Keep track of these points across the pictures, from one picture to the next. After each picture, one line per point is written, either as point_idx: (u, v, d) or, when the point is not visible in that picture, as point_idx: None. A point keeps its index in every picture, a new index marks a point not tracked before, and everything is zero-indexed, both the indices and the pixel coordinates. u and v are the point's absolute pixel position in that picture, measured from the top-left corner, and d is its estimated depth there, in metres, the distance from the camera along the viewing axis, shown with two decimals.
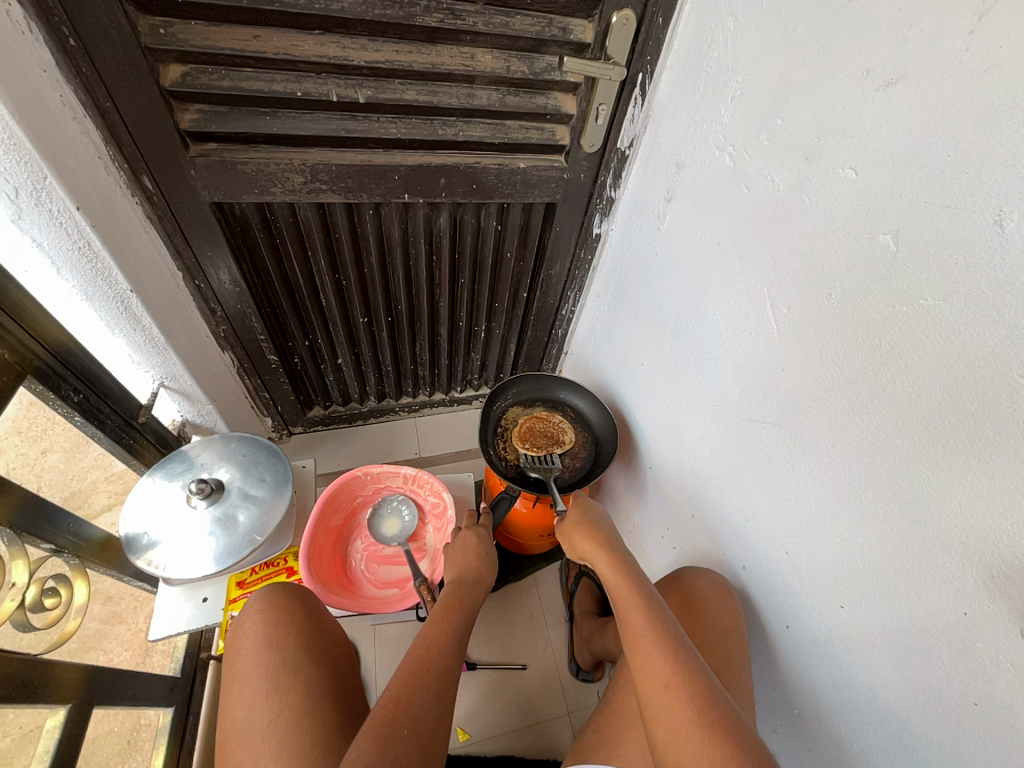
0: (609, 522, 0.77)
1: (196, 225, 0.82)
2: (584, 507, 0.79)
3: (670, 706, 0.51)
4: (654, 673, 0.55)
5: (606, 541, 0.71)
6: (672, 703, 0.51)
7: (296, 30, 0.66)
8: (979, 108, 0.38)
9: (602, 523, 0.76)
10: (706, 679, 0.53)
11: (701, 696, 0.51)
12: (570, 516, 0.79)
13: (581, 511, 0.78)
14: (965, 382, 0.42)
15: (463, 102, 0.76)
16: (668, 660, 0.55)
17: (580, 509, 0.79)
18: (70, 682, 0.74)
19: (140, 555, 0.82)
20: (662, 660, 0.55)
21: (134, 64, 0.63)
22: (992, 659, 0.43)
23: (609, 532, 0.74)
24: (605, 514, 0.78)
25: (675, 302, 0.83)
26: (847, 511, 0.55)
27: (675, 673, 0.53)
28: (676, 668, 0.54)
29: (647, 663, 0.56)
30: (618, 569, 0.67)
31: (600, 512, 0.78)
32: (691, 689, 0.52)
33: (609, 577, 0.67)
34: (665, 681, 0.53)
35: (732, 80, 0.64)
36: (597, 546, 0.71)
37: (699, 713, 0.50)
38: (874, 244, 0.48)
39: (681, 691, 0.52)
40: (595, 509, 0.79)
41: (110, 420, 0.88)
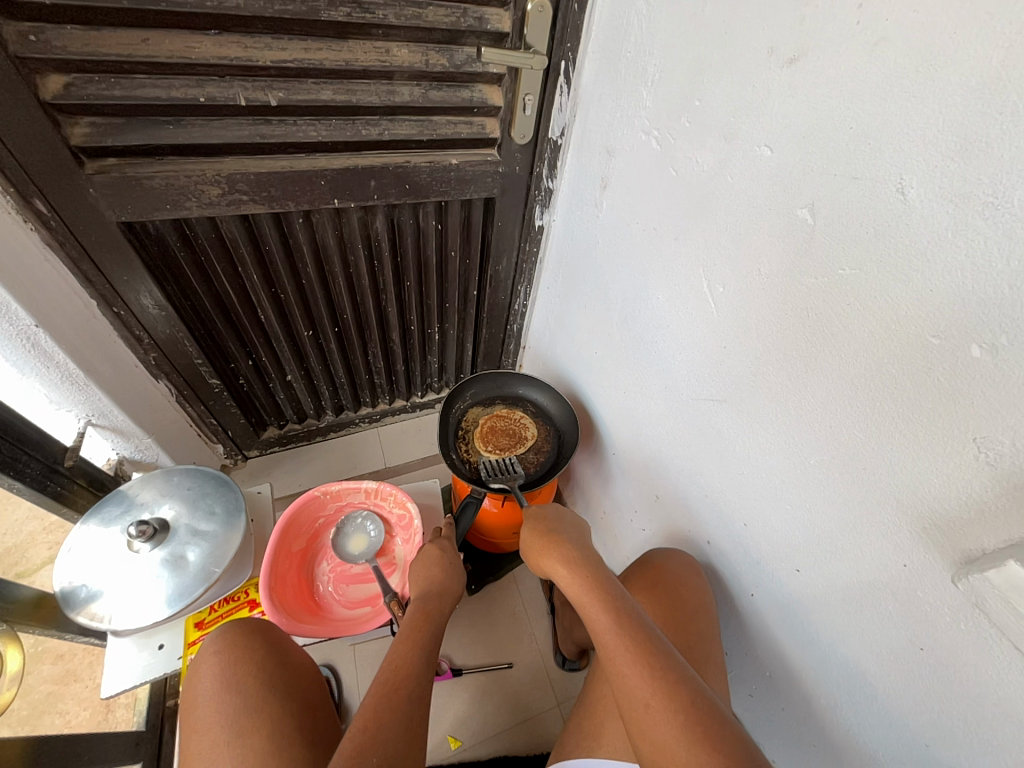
0: (574, 527, 0.76)
1: (106, 249, 0.76)
2: (544, 515, 0.77)
3: (654, 724, 0.51)
4: (634, 693, 0.54)
5: (570, 551, 0.70)
6: (659, 722, 0.51)
7: (190, 30, 0.61)
8: (874, 79, 0.39)
9: (567, 531, 0.74)
10: (690, 684, 0.54)
11: (688, 708, 0.52)
12: (532, 526, 0.76)
13: (543, 517, 0.77)
14: (884, 345, 0.43)
15: (384, 100, 0.73)
16: (645, 679, 0.54)
17: (542, 515, 0.77)
18: (10, 758, 0.68)
19: (80, 610, 0.76)
20: (638, 678, 0.54)
21: (5, 77, 0.57)
22: (932, 605, 0.45)
23: (574, 540, 0.72)
24: (571, 522, 0.76)
25: (620, 289, 0.83)
26: (796, 478, 0.57)
27: (654, 693, 0.53)
28: (655, 688, 0.53)
29: (629, 683, 0.55)
30: (582, 582, 0.66)
31: (571, 519, 0.77)
32: (674, 703, 0.52)
33: (574, 591, 0.66)
34: (644, 703, 0.53)
35: (649, 64, 0.64)
36: (559, 553, 0.70)
37: (686, 732, 0.50)
38: (794, 218, 0.49)
39: (663, 709, 0.52)
40: (564, 516, 0.77)
41: (31, 468, 0.81)
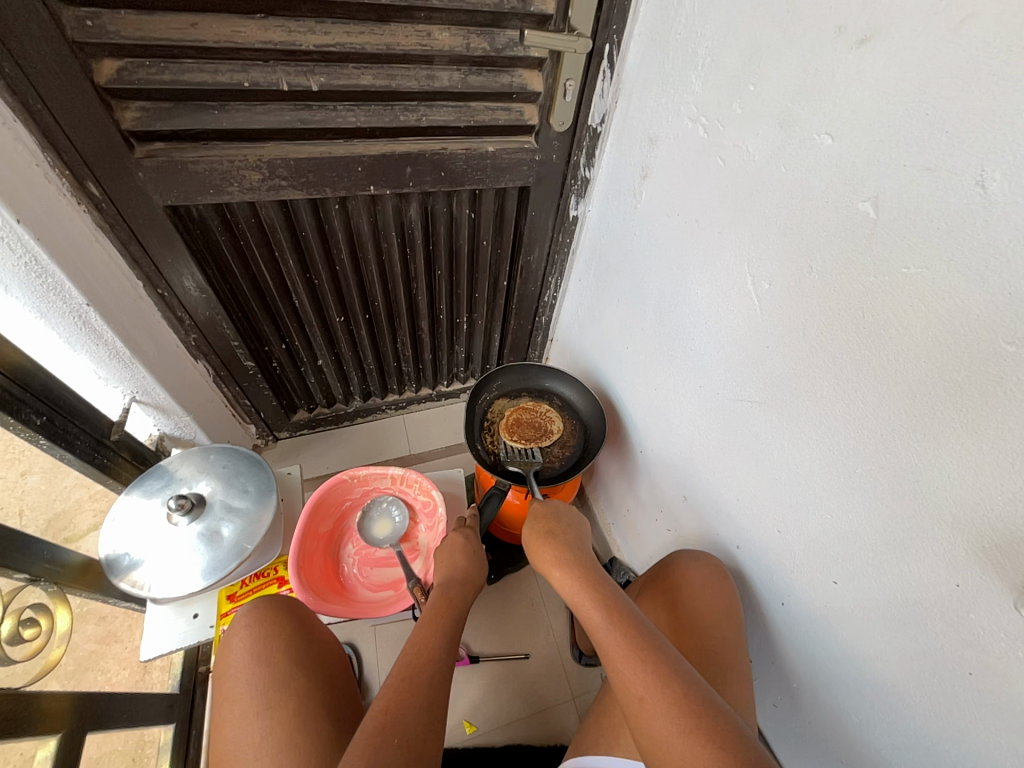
0: (573, 526, 0.76)
1: (152, 232, 0.79)
2: (544, 513, 0.77)
3: (649, 717, 0.51)
4: (628, 685, 0.53)
5: (565, 548, 0.71)
6: (653, 714, 0.51)
7: (237, 14, 0.62)
8: (958, 61, 0.36)
9: (566, 527, 0.75)
10: (685, 676, 0.53)
11: (681, 699, 0.51)
12: (533, 524, 0.77)
13: (547, 515, 0.77)
14: (948, 351, 0.41)
15: (424, 85, 0.73)
16: (634, 666, 0.54)
17: (543, 511, 0.78)
18: (58, 711, 0.72)
19: (122, 577, 0.80)
20: (627, 664, 0.54)
21: (63, 62, 0.59)
22: (985, 629, 0.43)
23: (570, 537, 0.72)
24: (568, 519, 0.76)
25: (656, 283, 0.81)
26: (838, 486, 0.54)
27: (646, 685, 0.52)
28: (647, 679, 0.53)
29: (624, 677, 0.54)
30: (577, 579, 0.66)
31: (574, 516, 0.77)
32: (668, 694, 0.51)
33: (569, 588, 0.66)
34: (637, 697, 0.52)
35: (701, 47, 0.61)
36: (554, 551, 0.71)
37: (678, 722, 0.49)
38: (853, 212, 0.46)
39: (656, 700, 0.51)
40: (561, 511, 0.77)
41: (80, 440, 0.85)
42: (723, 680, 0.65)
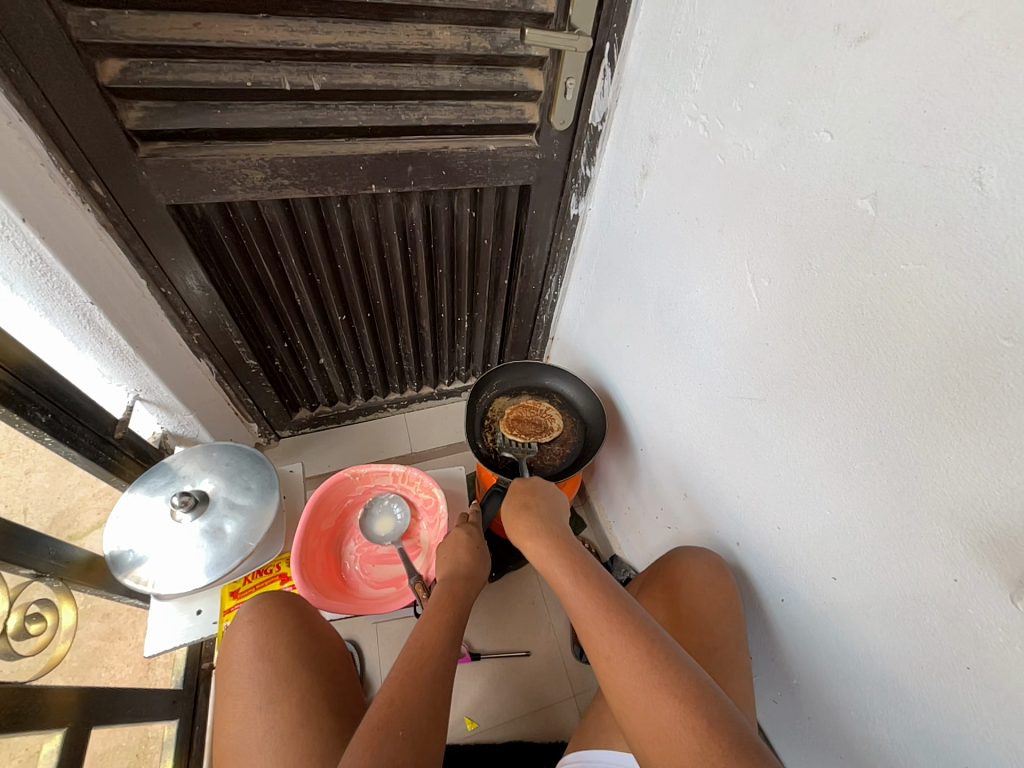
0: (549, 499, 0.76)
1: (155, 231, 0.79)
2: (522, 487, 0.79)
3: (617, 676, 0.52)
4: (598, 648, 0.54)
5: (539, 520, 0.71)
6: (620, 673, 0.52)
7: (240, 15, 0.62)
8: (957, 58, 0.36)
9: (540, 500, 0.76)
10: (652, 635, 0.53)
11: (647, 657, 0.51)
12: (510, 499, 0.78)
13: (525, 487, 0.78)
14: (947, 347, 0.41)
15: (425, 84, 0.73)
16: (606, 633, 0.54)
17: (521, 486, 0.79)
18: (63, 706, 0.73)
19: (127, 573, 0.81)
20: (600, 630, 0.55)
21: (67, 62, 0.60)
22: (983, 624, 0.43)
23: (545, 511, 0.73)
24: (546, 494, 0.77)
25: (656, 281, 0.81)
26: (837, 483, 0.54)
27: (613, 646, 0.53)
28: (615, 642, 0.53)
29: (594, 640, 0.55)
30: (548, 549, 0.67)
31: (550, 489, 0.79)
32: (633, 652, 0.52)
33: (541, 559, 0.67)
34: (605, 657, 0.53)
35: (701, 45, 0.61)
36: (529, 523, 0.71)
37: (646, 681, 0.50)
38: (853, 210, 0.46)
39: (623, 659, 0.52)
40: (541, 486, 0.78)
41: (85, 437, 0.85)
42: (723, 676, 0.65)
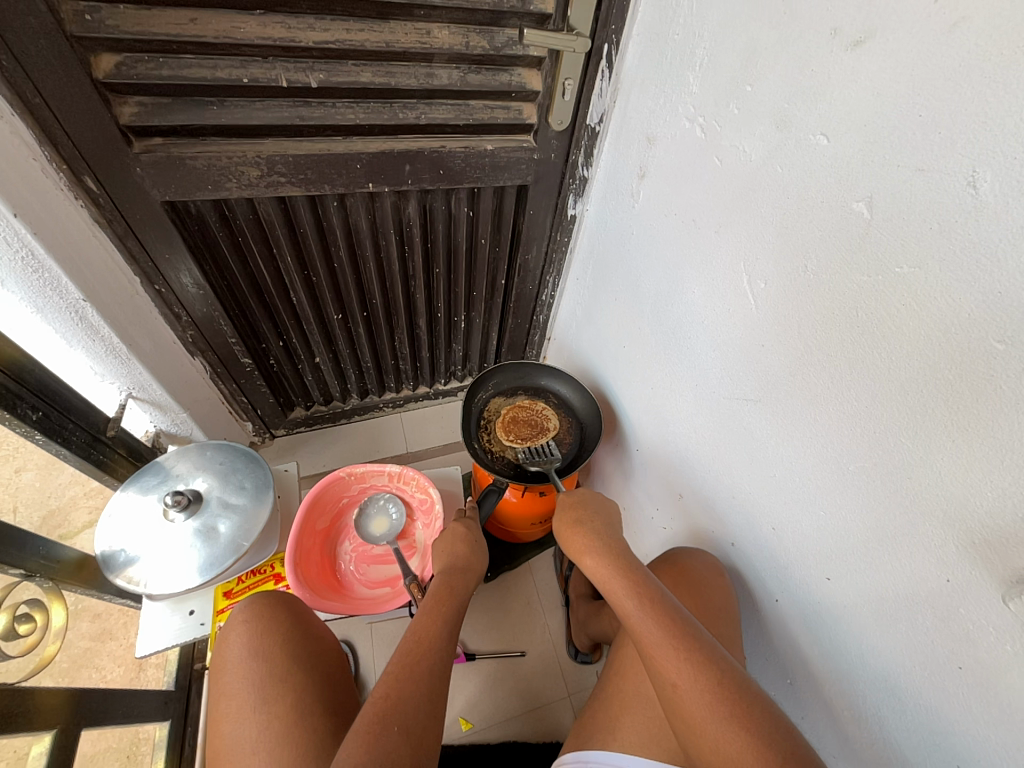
0: (606, 513, 0.77)
1: (150, 227, 0.79)
2: (571, 502, 0.79)
3: (683, 700, 0.52)
4: (663, 670, 0.54)
5: (595, 537, 0.72)
6: (686, 697, 0.52)
7: (236, 10, 0.61)
8: (951, 63, 0.37)
9: (591, 515, 0.75)
10: (718, 662, 0.54)
11: (715, 686, 0.52)
12: (561, 512, 0.79)
13: (574, 502, 0.78)
14: (941, 349, 0.41)
15: (423, 83, 0.73)
16: (674, 657, 0.54)
17: (571, 499, 0.79)
18: (52, 708, 0.72)
19: (118, 573, 0.80)
20: (666, 653, 0.55)
21: (60, 55, 0.59)
22: (975, 624, 0.43)
23: (597, 526, 0.73)
24: (599, 506, 0.77)
25: (653, 282, 0.81)
26: (832, 484, 0.55)
27: (680, 670, 0.53)
28: (681, 667, 0.54)
29: (658, 662, 0.55)
30: (609, 568, 0.67)
31: (600, 499, 0.79)
32: (704, 679, 0.52)
33: (600, 575, 0.67)
34: (671, 680, 0.54)
35: (699, 47, 0.62)
36: (587, 540, 0.71)
37: (713, 708, 0.51)
38: (848, 212, 0.46)
39: (690, 684, 0.52)
40: (591, 500, 0.78)
41: (76, 436, 0.85)
42: None
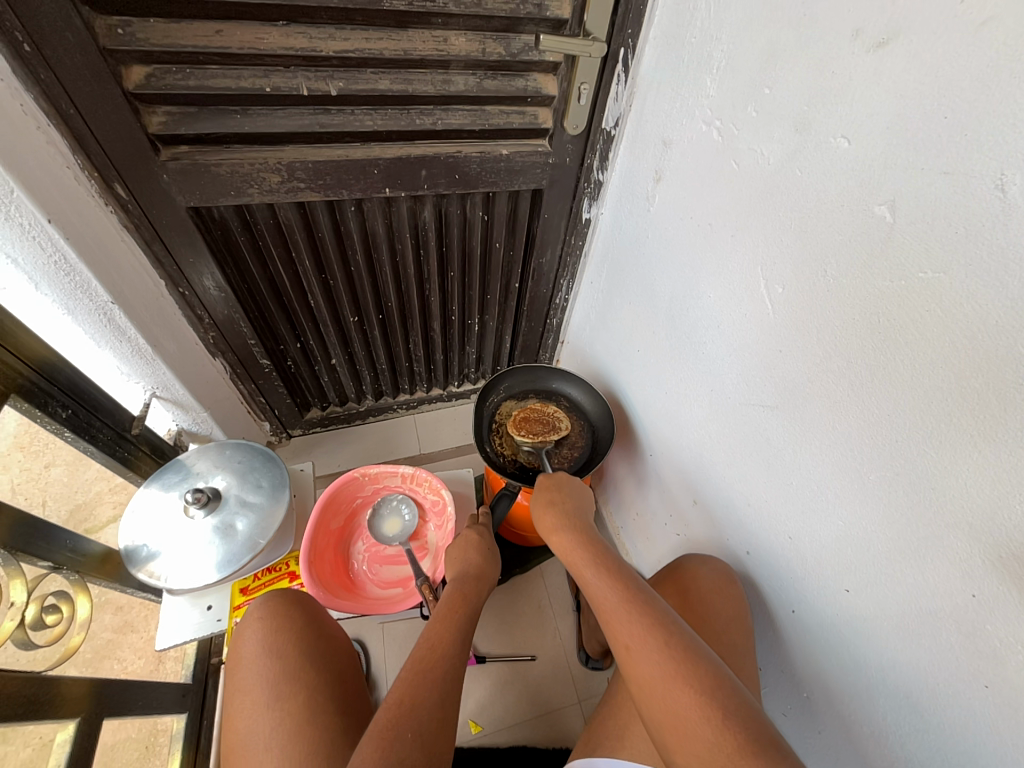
0: (579, 495, 0.78)
1: (175, 231, 0.81)
2: (545, 481, 0.80)
3: (634, 663, 0.52)
4: (618, 635, 0.55)
5: (564, 515, 0.73)
6: (640, 662, 0.52)
7: (260, 22, 0.63)
8: (977, 66, 0.36)
9: (565, 496, 0.77)
10: (669, 627, 0.54)
11: (664, 647, 0.52)
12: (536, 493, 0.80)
13: (547, 481, 0.80)
14: (966, 357, 0.40)
15: (440, 89, 0.74)
16: (627, 622, 0.55)
17: (545, 481, 0.80)
18: (76, 697, 0.75)
19: (140, 567, 0.82)
20: (621, 618, 0.56)
21: (93, 68, 0.61)
22: (1002, 641, 0.42)
23: (568, 505, 0.75)
24: (575, 488, 0.79)
25: (667, 287, 0.81)
26: (851, 492, 0.53)
27: (632, 634, 0.54)
28: (634, 632, 0.54)
29: (615, 630, 0.55)
30: (574, 543, 0.68)
31: (575, 483, 0.79)
32: (654, 642, 0.52)
33: (566, 552, 0.68)
34: (624, 645, 0.54)
35: (716, 50, 0.61)
36: (557, 517, 0.73)
37: (662, 667, 0.50)
38: (870, 215, 0.46)
39: (641, 648, 0.52)
40: (564, 483, 0.79)
41: (102, 433, 0.88)
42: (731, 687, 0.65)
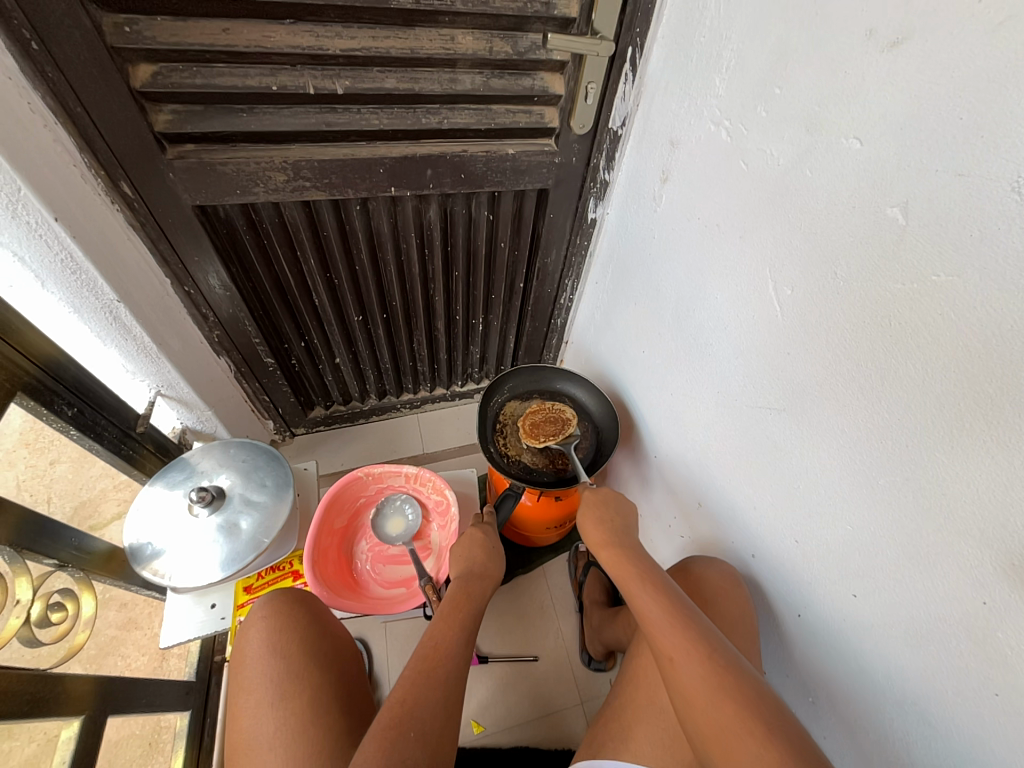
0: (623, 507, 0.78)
1: (180, 229, 0.81)
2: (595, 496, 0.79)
3: (679, 674, 0.52)
4: (662, 646, 0.55)
5: (611, 530, 0.74)
6: (683, 673, 0.52)
7: (267, 20, 0.63)
8: (994, 66, 0.35)
9: (612, 513, 0.76)
10: (711, 639, 0.54)
11: (706, 658, 0.52)
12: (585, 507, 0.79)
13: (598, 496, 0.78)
14: (980, 362, 0.39)
15: (446, 88, 0.73)
16: (671, 632, 0.55)
17: (593, 496, 0.79)
18: (80, 694, 0.76)
19: (145, 565, 0.82)
20: (665, 630, 0.56)
21: (101, 66, 0.61)
22: (1013, 649, 0.41)
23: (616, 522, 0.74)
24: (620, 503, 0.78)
25: (674, 287, 0.80)
26: (858, 496, 0.53)
27: (676, 645, 0.54)
28: (677, 642, 0.54)
29: (663, 648, 0.55)
30: (622, 561, 0.68)
31: (623, 499, 0.78)
32: (695, 653, 0.53)
33: (615, 569, 0.68)
34: (668, 656, 0.54)
35: (726, 50, 0.61)
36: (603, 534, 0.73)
37: (706, 678, 0.50)
38: (881, 217, 0.45)
39: (684, 659, 0.53)
40: (618, 501, 0.78)
41: (108, 431, 0.88)
42: None
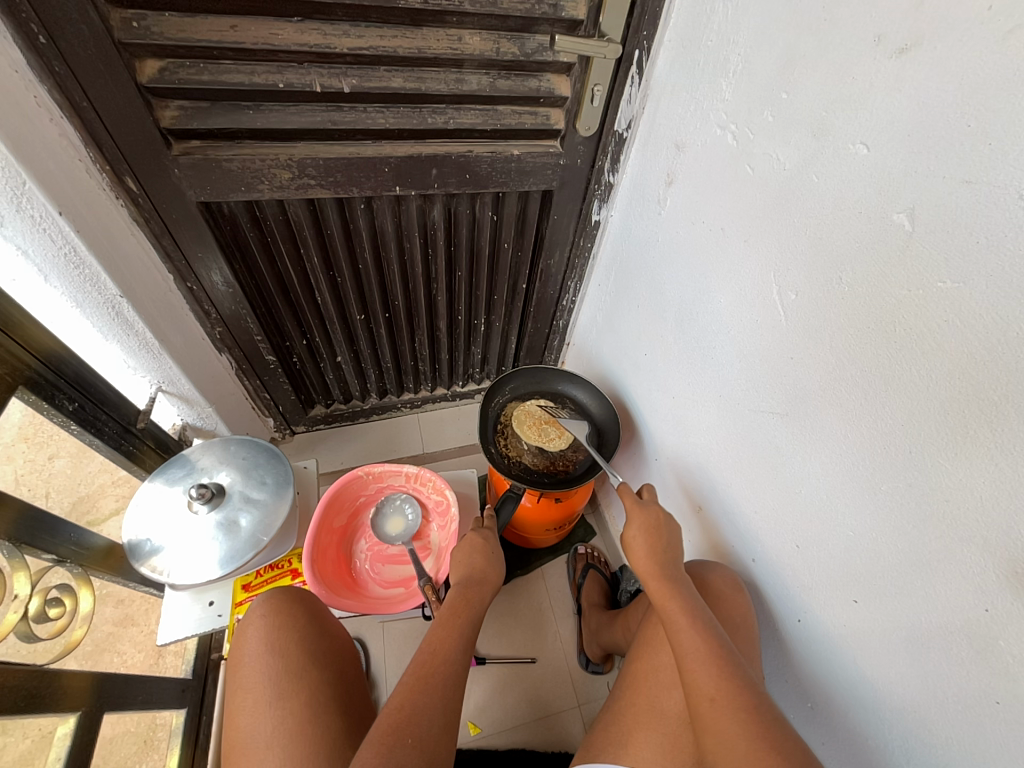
0: (677, 544, 0.74)
1: (184, 226, 0.81)
2: (658, 527, 0.74)
3: (714, 715, 0.53)
4: (700, 685, 0.56)
5: (658, 555, 0.71)
6: (719, 715, 0.53)
7: (274, 17, 0.63)
8: (1006, 71, 0.35)
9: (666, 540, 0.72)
10: (755, 690, 0.55)
11: (748, 708, 0.53)
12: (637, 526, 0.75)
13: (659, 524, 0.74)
14: (987, 370, 0.39)
15: (453, 88, 0.73)
16: (713, 673, 0.56)
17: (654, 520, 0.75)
18: (76, 690, 0.75)
19: (144, 561, 0.82)
20: (708, 672, 0.56)
21: (107, 60, 0.61)
22: (1014, 656, 0.41)
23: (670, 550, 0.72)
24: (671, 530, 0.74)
25: (677, 290, 0.81)
26: (861, 503, 0.53)
27: (719, 687, 0.55)
28: (720, 683, 0.55)
29: (703, 686, 0.55)
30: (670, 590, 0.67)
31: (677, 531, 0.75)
32: (733, 701, 0.53)
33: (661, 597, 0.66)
34: (707, 696, 0.55)
35: (733, 54, 0.61)
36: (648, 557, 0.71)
37: (745, 725, 0.52)
38: (888, 223, 0.45)
39: (724, 705, 0.53)
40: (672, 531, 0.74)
41: (109, 427, 0.88)
42: None
